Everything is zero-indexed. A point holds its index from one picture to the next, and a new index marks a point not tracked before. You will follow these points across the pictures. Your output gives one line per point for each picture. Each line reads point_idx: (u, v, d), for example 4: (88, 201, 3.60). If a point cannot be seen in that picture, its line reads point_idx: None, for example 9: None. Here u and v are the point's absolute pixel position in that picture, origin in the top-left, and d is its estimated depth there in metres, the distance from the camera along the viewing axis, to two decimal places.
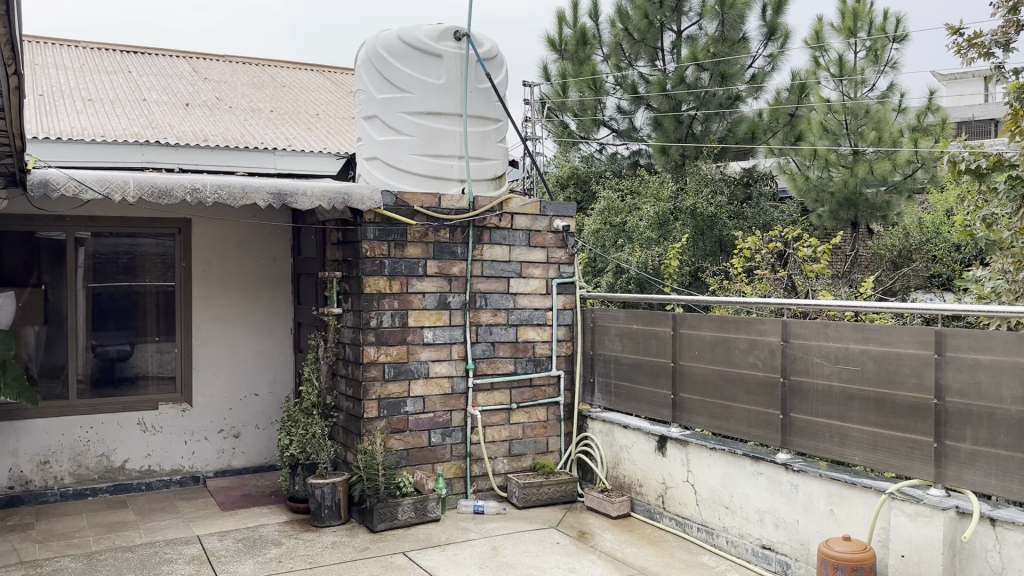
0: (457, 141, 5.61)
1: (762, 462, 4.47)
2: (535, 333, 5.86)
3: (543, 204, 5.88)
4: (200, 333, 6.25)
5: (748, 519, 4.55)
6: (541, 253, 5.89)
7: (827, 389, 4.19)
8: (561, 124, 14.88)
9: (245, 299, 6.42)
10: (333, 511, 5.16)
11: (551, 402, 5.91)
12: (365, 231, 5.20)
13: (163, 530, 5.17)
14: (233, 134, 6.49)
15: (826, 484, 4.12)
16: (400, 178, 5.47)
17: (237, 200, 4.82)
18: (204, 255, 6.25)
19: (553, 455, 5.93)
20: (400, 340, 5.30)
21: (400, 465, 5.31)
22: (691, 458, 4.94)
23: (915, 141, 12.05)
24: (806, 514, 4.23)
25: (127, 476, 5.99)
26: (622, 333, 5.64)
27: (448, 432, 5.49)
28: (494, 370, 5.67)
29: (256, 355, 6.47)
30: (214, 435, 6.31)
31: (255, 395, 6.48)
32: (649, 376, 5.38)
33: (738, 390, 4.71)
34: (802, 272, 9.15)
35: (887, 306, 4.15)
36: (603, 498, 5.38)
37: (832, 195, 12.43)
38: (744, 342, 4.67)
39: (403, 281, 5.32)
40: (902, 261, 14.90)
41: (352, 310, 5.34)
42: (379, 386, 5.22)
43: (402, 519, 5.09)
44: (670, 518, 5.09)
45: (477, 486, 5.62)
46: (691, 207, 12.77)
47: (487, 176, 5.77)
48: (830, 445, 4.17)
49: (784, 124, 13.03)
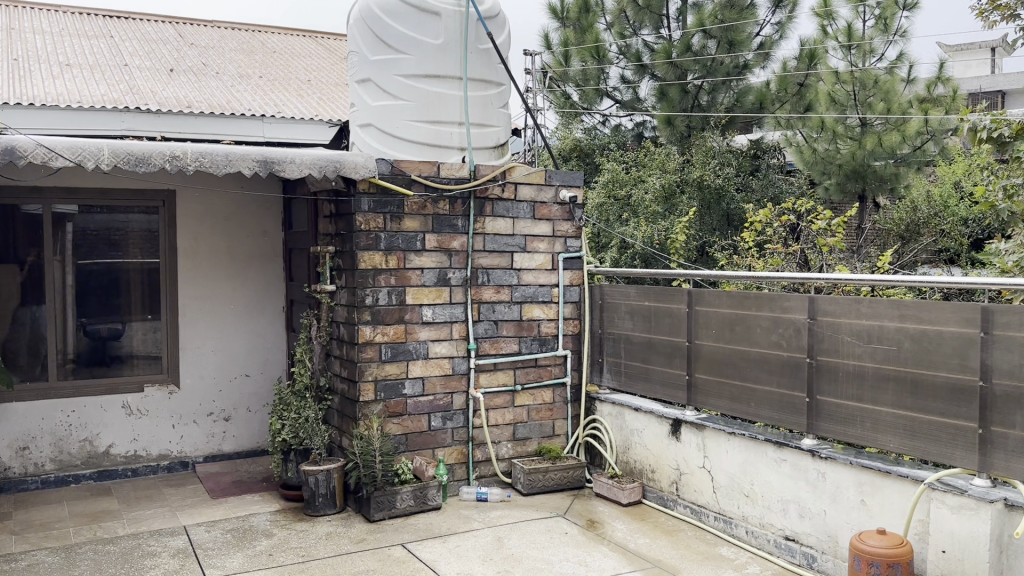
0: (456, 106, 5.25)
1: (785, 447, 4.18)
2: (540, 311, 5.54)
3: (548, 174, 5.52)
4: (187, 311, 5.93)
5: (770, 508, 4.26)
6: (547, 226, 5.55)
7: (859, 370, 3.88)
8: (564, 95, 14.45)
9: (234, 275, 6.10)
10: (327, 500, 4.88)
11: (558, 382, 5.61)
12: (359, 202, 4.85)
13: (148, 520, 4.89)
14: (219, 100, 6.14)
15: (857, 472, 3.83)
16: (396, 146, 5.14)
17: (220, 168, 4.48)
18: (191, 228, 5.91)
19: (560, 439, 5.64)
20: (397, 319, 4.98)
21: (399, 451, 5.01)
22: (708, 443, 4.64)
23: (925, 111, 11.67)
24: (835, 504, 3.94)
25: (112, 462, 5.70)
26: (632, 310, 5.32)
27: (449, 415, 5.19)
28: (497, 350, 5.36)
29: (247, 334, 6.16)
30: (202, 418, 6.01)
31: (246, 376, 6.18)
32: (663, 356, 5.07)
33: (760, 371, 4.39)
34: (815, 246, 8.83)
35: (925, 281, 3.83)
36: (612, 484, 5.10)
37: (839, 167, 12.13)
38: (766, 320, 4.35)
39: (400, 256, 4.99)
40: (910, 235, 14.56)
41: (346, 286, 5.02)
42: (375, 368, 4.92)
43: (402, 507, 4.81)
44: (685, 506, 4.81)
45: (480, 472, 5.33)
46: (698, 180, 12.39)
47: (488, 143, 5.41)
48: (862, 431, 3.87)
49: (793, 94, 12.60)
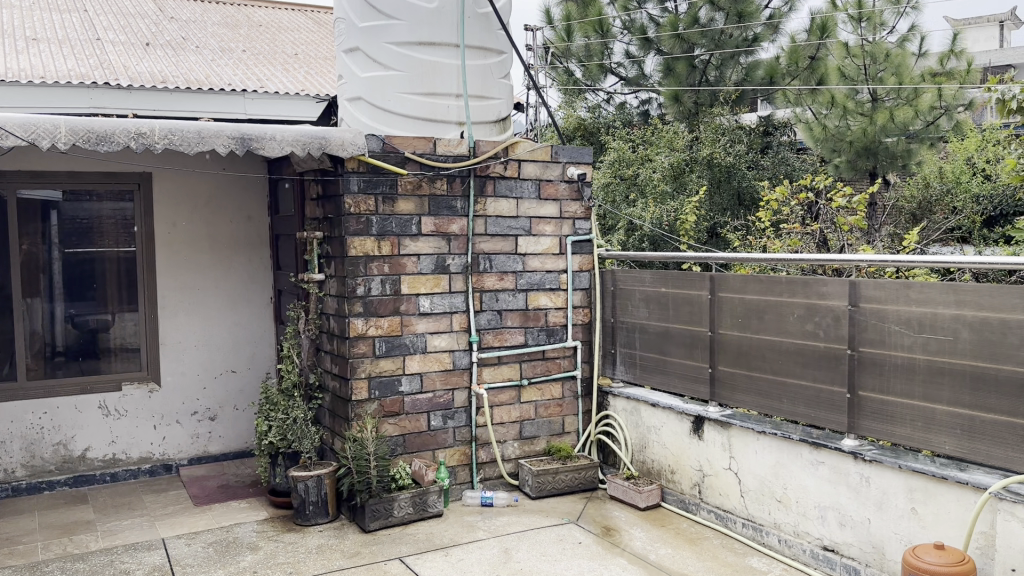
0: (454, 76, 4.79)
1: (823, 449, 3.76)
2: (547, 299, 5.11)
3: (555, 150, 5.08)
4: (167, 304, 5.51)
5: (806, 515, 3.86)
6: (553, 207, 5.10)
7: (908, 363, 3.46)
8: (566, 72, 14.09)
9: (218, 265, 5.67)
10: (319, 508, 4.47)
11: (567, 376, 5.19)
12: (347, 181, 4.41)
13: (124, 533, 4.49)
14: (197, 75, 5.70)
15: (907, 477, 3.41)
16: (388, 121, 4.69)
17: (192, 147, 4.05)
18: (169, 215, 5.48)
19: (570, 437, 5.23)
20: (392, 311, 4.56)
21: (396, 453, 4.61)
22: (734, 442, 4.24)
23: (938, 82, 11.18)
24: (881, 512, 3.53)
25: (89, 467, 5.30)
26: (648, 297, 4.89)
27: (450, 414, 4.78)
28: (501, 342, 4.94)
29: (232, 328, 5.75)
30: (186, 418, 5.60)
31: (232, 372, 5.76)
32: (680, 347, 4.66)
33: (794, 364, 3.97)
34: (834, 225, 8.38)
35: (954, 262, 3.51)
36: (628, 487, 4.69)
37: (850, 145, 11.42)
38: (800, 308, 3.93)
39: (394, 242, 4.55)
40: (922, 212, 14.04)
41: (335, 276, 4.59)
42: (369, 364, 4.50)
43: (399, 516, 4.41)
44: (709, 511, 4.40)
45: (485, 475, 4.92)
46: (709, 157, 11.87)
47: (490, 118, 4.97)
48: (913, 431, 3.45)
49: (805, 68, 12.09)
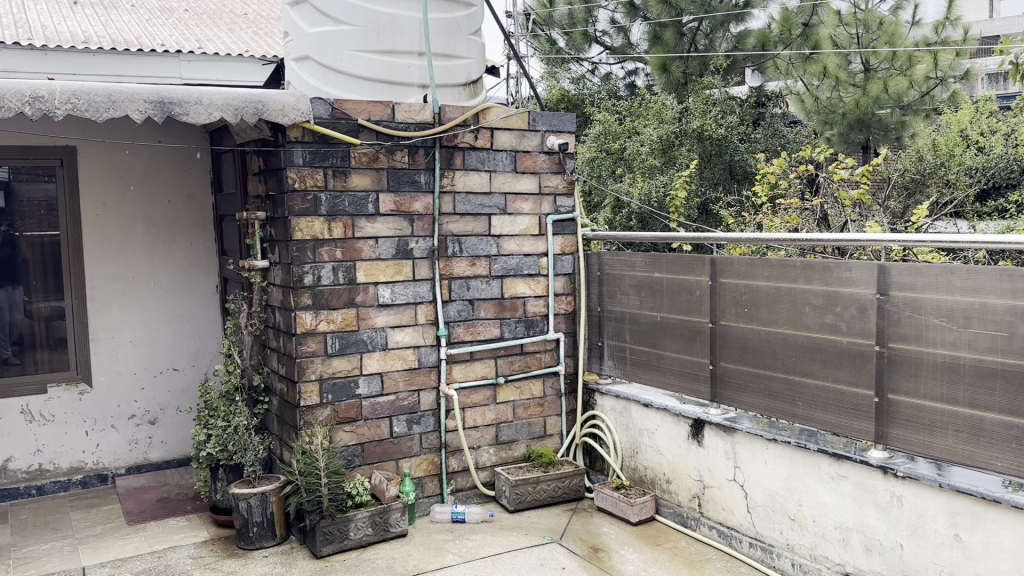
0: (415, 31, 4.16)
1: (846, 461, 3.23)
2: (525, 286, 4.53)
3: (532, 116, 4.47)
4: (97, 295, 4.88)
5: (825, 537, 3.33)
6: (531, 182, 4.51)
7: (951, 363, 2.91)
8: (549, 40, 13.72)
9: (155, 251, 5.04)
10: (264, 529, 3.90)
11: (549, 372, 4.63)
12: (290, 153, 3.79)
13: (41, 560, 3.90)
14: (126, 35, 5.41)
15: (949, 498, 2.89)
16: (340, 84, 4.07)
17: (101, 113, 3.42)
18: (97, 195, 4.84)
19: (553, 441, 4.68)
20: (346, 302, 3.96)
21: (352, 466, 4.03)
22: (739, 450, 3.70)
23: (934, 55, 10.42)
24: (916, 538, 3.01)
25: (11, 480, 4.69)
26: (639, 283, 4.32)
27: (416, 418, 4.20)
28: (474, 336, 4.36)
29: (172, 321, 5.13)
30: (122, 423, 5.00)
31: (174, 370, 5.16)
32: (677, 340, 4.09)
33: (810, 361, 3.42)
34: (835, 200, 7.79)
35: (991, 240, 2.92)
36: (618, 499, 4.14)
37: (842, 117, 10.78)
38: (818, 296, 3.36)
39: (347, 223, 3.94)
40: (915, 186, 12.63)
41: (280, 263, 3.98)
42: (320, 364, 3.91)
43: (356, 539, 3.83)
44: (710, 527, 3.87)
45: (456, 486, 4.36)
46: (699, 130, 11.18)
47: (458, 80, 4.34)
48: (956, 444, 2.91)
49: (798, 36, 11.28)
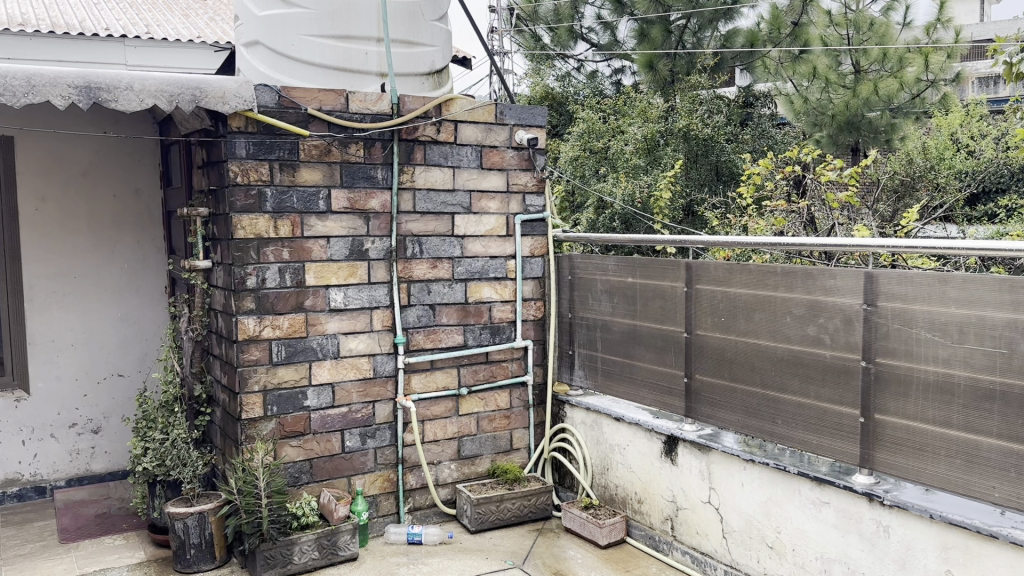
0: (373, 16, 3.87)
1: (829, 487, 2.96)
2: (491, 290, 4.25)
3: (499, 109, 4.18)
4: (35, 295, 4.57)
5: (806, 567, 3.06)
6: (498, 179, 4.22)
7: (944, 382, 2.64)
8: (533, 36, 13.45)
9: (99, 249, 4.73)
10: (201, 552, 3.60)
11: (516, 382, 4.34)
12: (232, 144, 3.50)
13: None
14: (70, 20, 5.65)
15: (941, 531, 2.62)
16: (291, 71, 3.77)
17: (18, 98, 3.09)
18: (36, 189, 4.53)
19: (520, 455, 4.40)
20: (293, 306, 3.67)
21: (300, 483, 3.74)
22: (714, 470, 3.43)
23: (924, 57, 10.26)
24: (904, 573, 2.74)
25: None
26: (612, 288, 4.04)
27: (370, 432, 3.91)
28: (434, 343, 4.07)
29: (116, 324, 4.82)
30: (62, 432, 4.69)
31: (119, 376, 4.84)
32: (651, 351, 3.81)
33: (791, 376, 3.15)
34: (823, 203, 7.53)
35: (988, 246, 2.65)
36: (587, 520, 3.86)
37: (831, 119, 10.50)
38: (800, 305, 3.10)
39: (295, 221, 3.65)
40: (904, 189, 12.19)
41: (222, 263, 3.69)
42: (264, 373, 3.61)
43: (300, 563, 3.54)
44: (683, 552, 3.59)
45: (414, 504, 4.07)
46: (685, 129, 10.90)
47: (420, 69, 4.05)
48: (949, 471, 2.64)
49: (787, 35, 11.07)
